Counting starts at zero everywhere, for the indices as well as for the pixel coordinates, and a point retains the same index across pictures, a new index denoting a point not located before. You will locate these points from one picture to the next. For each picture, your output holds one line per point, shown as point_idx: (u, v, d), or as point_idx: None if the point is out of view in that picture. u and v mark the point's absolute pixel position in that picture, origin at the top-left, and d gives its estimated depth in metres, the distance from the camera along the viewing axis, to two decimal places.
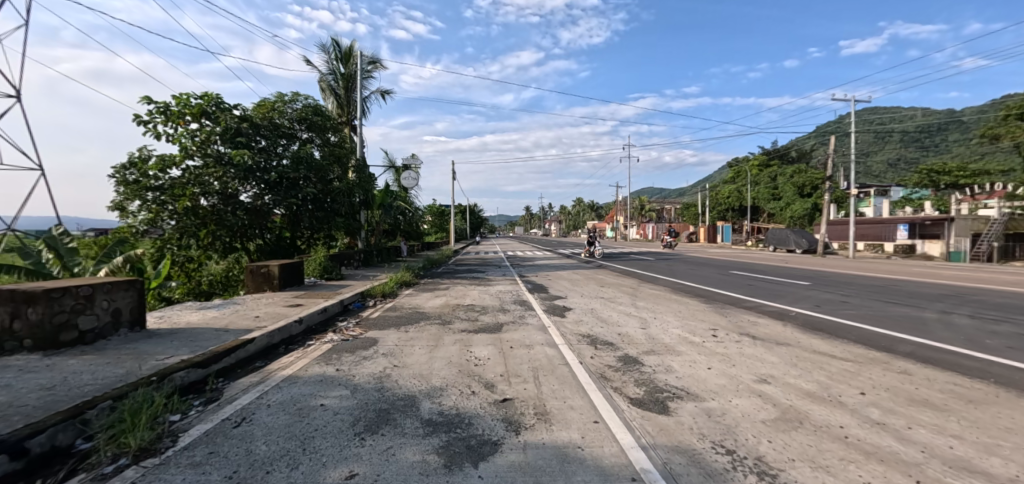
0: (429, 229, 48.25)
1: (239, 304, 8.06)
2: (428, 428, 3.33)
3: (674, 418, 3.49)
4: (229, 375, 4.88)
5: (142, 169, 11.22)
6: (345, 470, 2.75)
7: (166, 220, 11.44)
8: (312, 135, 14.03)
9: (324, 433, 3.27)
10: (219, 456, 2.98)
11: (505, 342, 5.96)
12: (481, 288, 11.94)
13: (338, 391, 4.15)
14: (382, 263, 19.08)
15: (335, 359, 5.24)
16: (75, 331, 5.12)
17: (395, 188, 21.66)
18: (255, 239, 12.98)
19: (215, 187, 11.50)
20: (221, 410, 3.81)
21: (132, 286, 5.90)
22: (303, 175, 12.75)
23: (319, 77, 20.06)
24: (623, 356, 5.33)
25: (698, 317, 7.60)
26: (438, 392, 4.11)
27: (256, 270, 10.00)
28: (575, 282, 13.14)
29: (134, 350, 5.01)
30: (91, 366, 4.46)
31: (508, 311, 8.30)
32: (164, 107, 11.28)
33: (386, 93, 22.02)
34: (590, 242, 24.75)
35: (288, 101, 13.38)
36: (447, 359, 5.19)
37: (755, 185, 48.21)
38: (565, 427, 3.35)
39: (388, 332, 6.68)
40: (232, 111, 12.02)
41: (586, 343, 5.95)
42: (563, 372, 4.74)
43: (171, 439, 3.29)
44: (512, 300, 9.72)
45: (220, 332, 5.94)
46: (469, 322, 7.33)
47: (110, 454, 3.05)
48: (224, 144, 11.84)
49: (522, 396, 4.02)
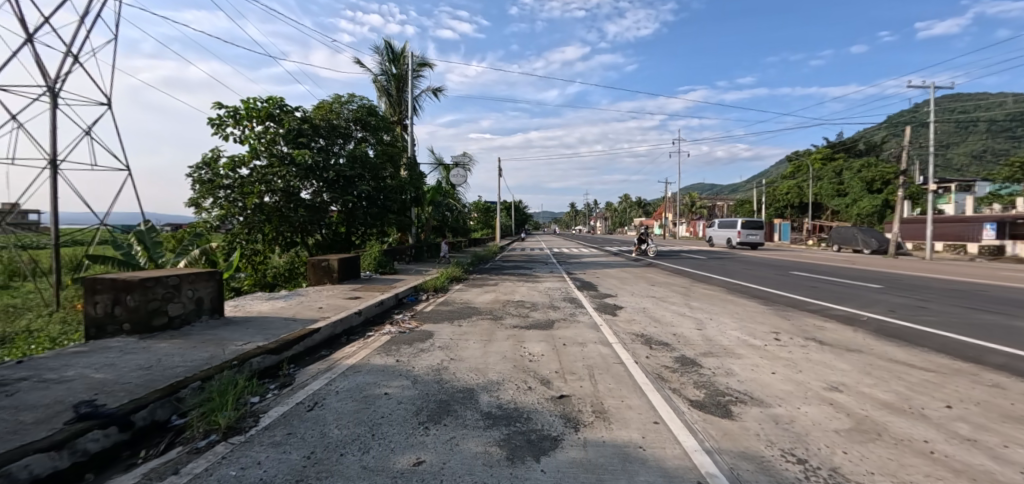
0: (474, 225, 48.91)
1: (304, 296, 8.55)
2: (488, 421, 3.41)
3: (739, 423, 3.37)
4: (299, 362, 5.20)
5: (215, 168, 11.94)
6: (412, 457, 2.88)
7: (235, 217, 12.06)
8: (366, 134, 14.53)
9: (390, 420, 3.43)
10: (297, 437, 3.20)
11: (558, 340, 5.97)
12: (529, 284, 12.00)
13: (400, 381, 4.32)
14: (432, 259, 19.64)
15: (395, 350, 5.46)
16: (164, 316, 5.62)
17: (444, 185, 22.19)
18: (314, 235, 13.66)
19: (279, 185, 12.10)
20: (294, 394, 4.07)
21: (212, 277, 6.40)
22: (358, 173, 13.41)
23: (373, 78, 20.78)
24: (680, 357, 5.20)
25: (758, 320, 7.27)
26: (495, 385, 4.19)
27: (317, 263, 10.56)
28: (624, 280, 12.91)
29: (217, 336, 5.45)
30: (180, 350, 4.90)
31: (559, 308, 8.28)
32: (234, 111, 12.07)
33: (436, 91, 22.47)
34: (639, 240, 24.21)
35: (344, 102, 13.98)
36: (502, 355, 5.27)
37: (818, 179, 45.15)
38: (625, 427, 3.32)
39: (442, 325, 6.87)
40: (294, 113, 12.66)
41: (640, 343, 5.86)
42: (619, 371, 4.69)
43: (252, 419, 3.55)
44: (562, 297, 9.72)
45: (289, 321, 6.34)
46: (520, 318, 7.41)
47: (202, 430, 3.34)
48: (287, 145, 12.51)
49: (580, 393, 4.03)
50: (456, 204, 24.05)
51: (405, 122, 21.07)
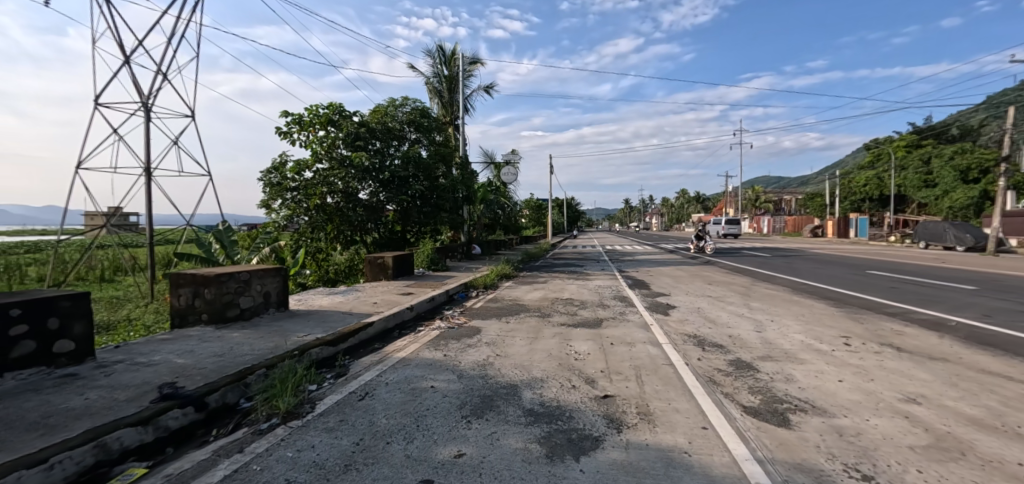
0: (525, 223, 49.11)
1: (361, 291, 9.00)
2: (530, 417, 3.42)
3: (796, 433, 3.14)
4: (354, 353, 5.49)
5: (283, 172, 12.74)
6: (453, 449, 2.95)
7: (301, 217, 12.93)
8: (419, 135, 14.99)
9: (435, 413, 3.53)
10: (348, 424, 3.39)
11: (605, 339, 5.85)
12: (579, 282, 11.87)
13: (445, 375, 4.45)
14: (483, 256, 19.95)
15: (443, 345, 5.62)
16: (236, 308, 6.13)
17: (494, 183, 22.45)
18: (371, 233, 14.33)
19: (339, 187, 12.92)
20: (348, 383, 4.31)
21: (279, 272, 6.89)
22: (412, 174, 13.88)
23: (425, 81, 21.41)
24: (735, 360, 4.92)
25: (826, 323, 6.71)
26: (539, 383, 4.19)
27: (374, 261, 11.09)
28: (678, 279, 12.40)
29: (282, 328, 5.88)
30: (250, 339, 5.33)
31: (608, 307, 8.12)
32: (298, 118, 12.92)
33: (487, 90, 22.76)
34: (696, 237, 23.15)
35: (398, 106, 14.53)
36: (547, 352, 5.25)
37: (903, 169, 40.80)
38: (670, 430, 3.21)
39: (489, 322, 6.97)
40: (352, 118, 13.33)
41: (691, 344, 5.61)
42: (667, 372, 4.52)
43: (309, 406, 3.80)
44: (613, 295, 9.51)
45: (346, 315, 6.70)
46: (568, 316, 7.35)
47: (265, 413, 3.62)
48: (345, 148, 13.19)
49: (624, 393, 3.94)
50: (507, 202, 24.25)
51: (457, 123, 21.50)
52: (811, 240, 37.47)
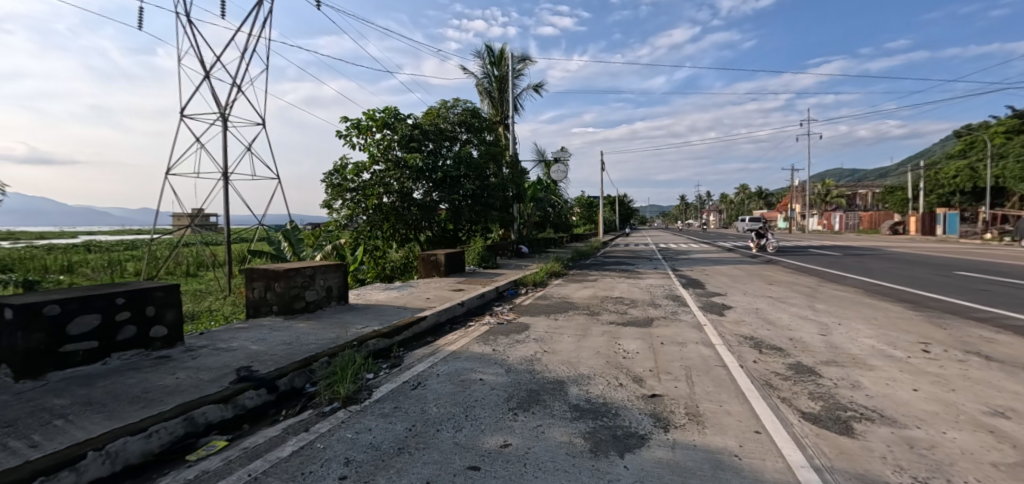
0: (575, 221, 48.75)
1: (415, 287, 9.39)
2: (576, 413, 3.46)
3: (860, 443, 2.94)
4: (408, 346, 5.76)
5: (343, 174, 13.49)
6: (500, 439, 3.05)
7: (360, 216, 13.59)
8: (470, 135, 15.31)
9: (482, 404, 3.65)
10: (401, 410, 3.59)
11: (655, 338, 5.73)
12: (629, 281, 11.65)
13: (494, 369, 4.57)
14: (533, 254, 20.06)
15: (492, 340, 5.76)
16: (302, 301, 6.62)
17: (545, 181, 22.44)
18: (425, 231, 14.82)
19: (395, 187, 13.50)
20: (402, 373, 4.55)
21: (339, 268, 7.34)
22: (463, 173, 14.24)
23: (476, 82, 21.84)
24: (795, 364, 4.66)
25: (903, 327, 6.16)
26: (585, 379, 4.21)
27: (427, 258, 11.51)
28: (736, 279, 11.82)
29: (343, 320, 6.29)
30: (315, 330, 5.76)
31: (659, 306, 7.92)
32: (357, 122, 13.63)
33: (536, 88, 22.81)
34: (756, 235, 21.91)
35: (450, 107, 14.94)
36: (595, 350, 5.24)
37: (1003, 158, 36.17)
38: (720, 432, 3.12)
39: (538, 319, 7.04)
40: (406, 121, 13.86)
41: (748, 346, 5.37)
42: (720, 374, 4.37)
43: (366, 392, 4.05)
44: (665, 295, 9.25)
45: (401, 309, 7.05)
46: (617, 314, 7.26)
47: (328, 397, 3.92)
48: (401, 150, 13.73)
49: (673, 393, 3.86)
50: (557, 200, 24.16)
51: (507, 122, 21.72)
52: (890, 239, 34.17)
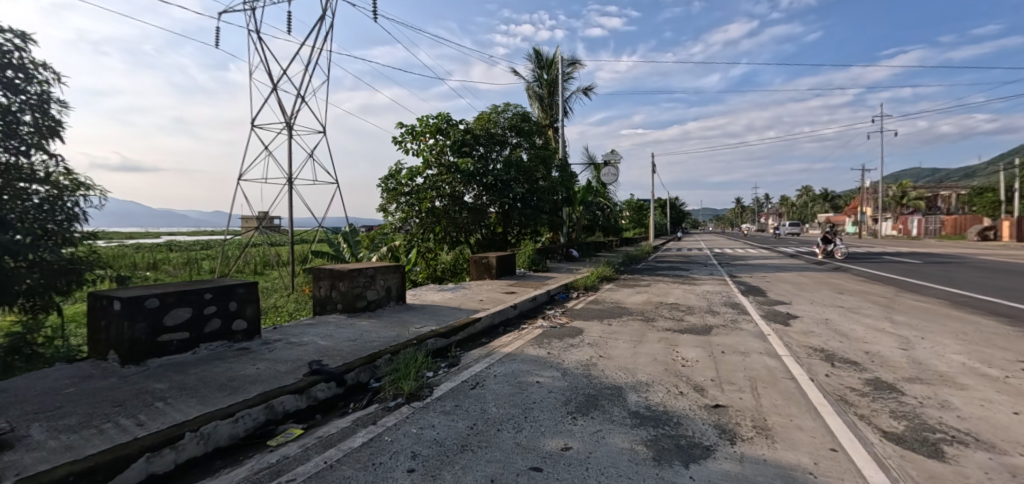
0: (625, 225, 47.84)
1: (469, 289, 9.60)
2: (636, 420, 3.42)
3: (953, 468, 2.71)
4: (464, 346, 5.92)
5: (398, 179, 13.92)
6: (561, 442, 3.08)
7: (413, 219, 14.01)
8: (521, 139, 15.39)
9: (541, 406, 3.70)
10: (462, 409, 3.70)
11: (716, 347, 5.54)
12: (684, 287, 11.30)
13: (550, 372, 4.61)
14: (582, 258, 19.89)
15: (546, 343, 5.79)
16: (364, 300, 6.96)
17: (594, 185, 22.20)
18: (475, 234, 15.13)
19: (447, 191, 13.88)
20: (460, 373, 4.69)
21: (398, 269, 7.65)
22: (513, 177, 14.40)
23: (526, 86, 22.00)
24: (872, 379, 4.36)
25: (1001, 344, 5.57)
26: (644, 386, 4.15)
27: (479, 260, 11.74)
28: (801, 287, 11.14)
29: (402, 319, 6.56)
30: (377, 328, 6.04)
31: (718, 314, 7.63)
32: (412, 128, 14.13)
33: (586, 91, 22.66)
34: (823, 240, 20.54)
35: (500, 112, 15.14)
36: (652, 356, 5.14)
37: None
38: (792, 448, 2.97)
39: (591, 323, 6.99)
40: (459, 126, 14.21)
41: (818, 358, 5.07)
42: (788, 387, 4.16)
43: (428, 390, 4.21)
44: (723, 302, 8.89)
45: (456, 310, 7.24)
46: (674, 321, 7.07)
47: (392, 393, 4.11)
48: (452, 154, 14.09)
49: (738, 405, 3.73)
50: (606, 203, 23.82)
51: (556, 125, 21.70)
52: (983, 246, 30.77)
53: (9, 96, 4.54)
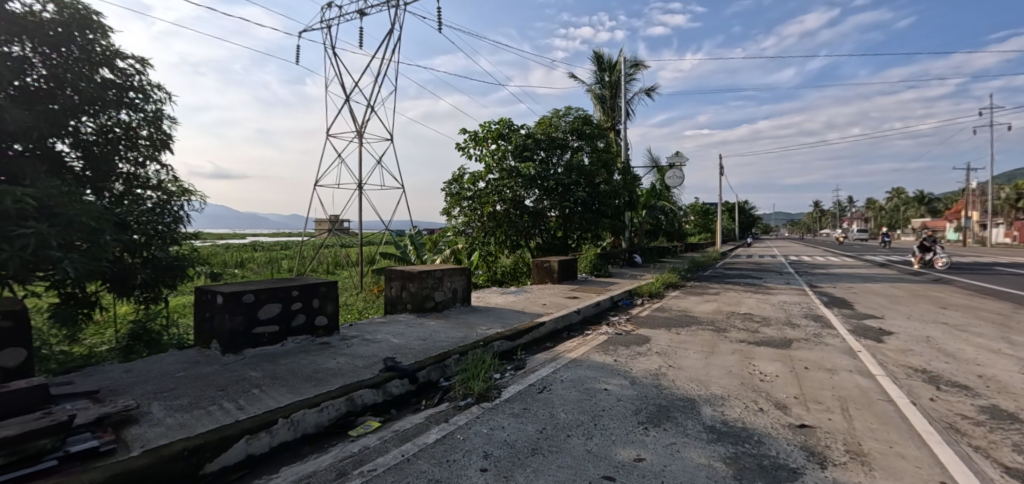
0: (689, 230, 45.87)
1: (531, 293, 9.69)
2: (712, 435, 3.29)
3: None
4: (529, 349, 5.99)
5: (462, 183, 14.31)
6: (633, 453, 3.04)
7: (476, 223, 14.34)
8: (582, 143, 15.29)
9: (611, 414, 3.66)
10: (531, 412, 3.76)
11: (797, 362, 5.18)
12: (758, 296, 10.64)
13: (618, 380, 4.54)
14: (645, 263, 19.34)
15: (612, 350, 5.71)
16: (432, 301, 7.24)
17: (657, 188, 21.53)
18: (535, 238, 15.24)
19: (508, 195, 14.08)
20: (527, 376, 4.75)
21: (463, 272, 7.88)
22: (574, 181, 14.34)
23: (587, 89, 21.83)
24: (989, 407, 3.86)
25: None
26: (719, 400, 3.97)
27: (540, 264, 11.79)
28: (896, 300, 10.09)
29: (468, 321, 6.75)
30: (445, 328, 6.27)
31: (798, 326, 7.11)
32: (475, 134, 14.49)
33: (650, 92, 22.07)
34: (920, 248, 18.47)
35: (562, 116, 15.11)
36: (726, 369, 4.90)
37: None
38: (893, 478, 2.72)
39: (658, 331, 6.80)
40: (520, 131, 14.39)
41: (919, 380, 4.57)
42: (884, 410, 3.80)
43: (496, 391, 4.30)
44: (803, 314, 8.26)
45: (520, 314, 7.34)
46: (748, 332, 6.69)
47: (462, 392, 4.26)
48: (514, 159, 14.28)
49: (826, 426, 3.46)
50: (670, 207, 23.01)
51: (618, 127, 21.31)
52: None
53: (130, 113, 5.21)
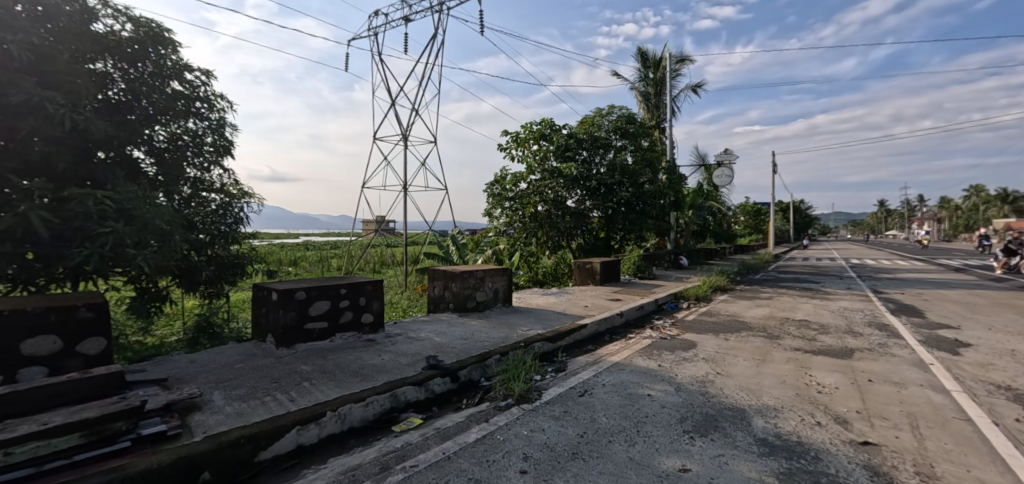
0: (739, 231, 43.82)
1: (572, 294, 9.58)
2: (764, 448, 3.10)
3: None
4: (570, 352, 5.92)
5: (504, 184, 14.39)
6: (678, 462, 2.92)
7: (518, 223, 14.38)
8: (626, 142, 14.97)
9: (654, 422, 3.54)
10: (572, 416, 3.70)
11: (860, 373, 4.80)
12: (816, 302, 9.99)
13: (662, 385, 4.40)
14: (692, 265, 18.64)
15: (656, 355, 5.54)
16: (474, 301, 7.33)
17: (705, 187, 20.73)
18: (577, 239, 15.07)
19: (550, 196, 14.01)
20: (567, 379, 4.69)
21: (504, 273, 7.91)
22: (617, 181, 14.07)
23: (631, 87, 21.36)
24: None
25: None
26: (772, 411, 3.75)
27: (582, 266, 11.65)
28: (978, 308, 9.16)
29: (509, 321, 6.77)
30: (486, 328, 6.31)
31: (862, 335, 6.60)
32: (517, 135, 14.53)
33: (697, 87, 21.29)
34: (1007, 252, 16.69)
35: (605, 115, 14.86)
36: (780, 379, 4.63)
37: None
38: None
39: (705, 337, 6.52)
40: (562, 131, 14.29)
41: (1005, 398, 4.11)
42: (962, 429, 3.44)
43: (536, 393, 4.28)
44: (868, 322, 7.66)
45: (561, 316, 7.27)
46: (804, 340, 6.29)
47: (502, 392, 4.26)
48: (556, 159, 14.20)
49: (893, 445, 3.18)
50: (719, 207, 22.07)
51: (663, 125, 20.70)
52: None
53: (197, 122, 5.63)
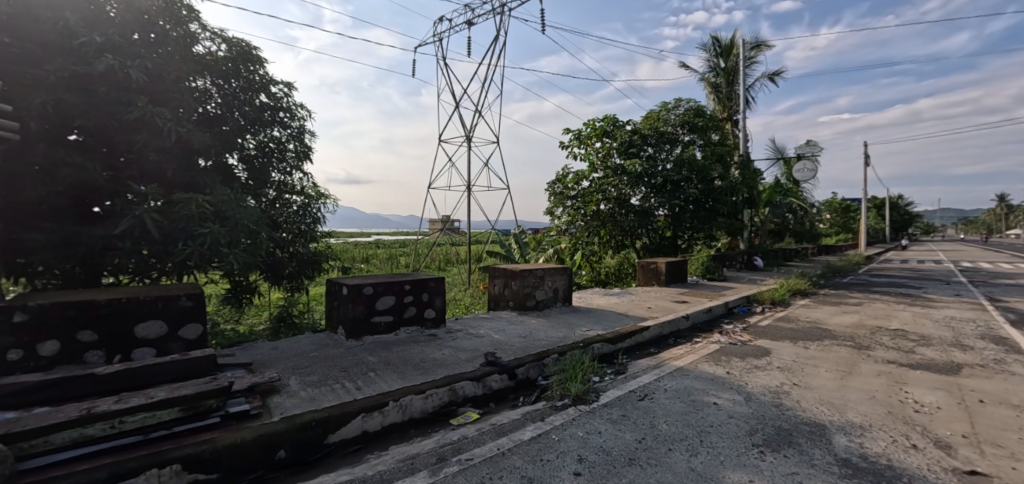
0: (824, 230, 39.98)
1: (635, 295, 9.29)
2: (847, 470, 2.81)
3: None
4: (631, 354, 5.74)
5: (565, 183, 14.28)
6: (744, 477, 2.73)
7: (579, 222, 14.21)
8: (694, 136, 14.23)
9: (720, 432, 3.33)
10: (630, 420, 3.60)
11: (972, 393, 4.18)
12: (918, 310, 8.86)
13: (730, 394, 4.13)
14: (769, 266, 17.32)
15: (724, 362, 5.21)
16: (534, 300, 7.34)
17: (785, 182, 19.15)
18: (641, 238, 14.59)
19: (613, 194, 13.69)
20: (627, 382, 4.56)
21: (564, 272, 7.84)
22: (685, 177, 13.43)
23: (700, 78, 20.27)
24: None
25: None
26: (858, 430, 3.39)
27: (646, 266, 11.27)
28: None
29: (568, 321, 6.70)
30: (544, 327, 6.30)
31: (976, 349, 5.76)
32: (579, 133, 14.35)
33: (775, 75, 19.72)
34: None
35: (671, 109, 14.23)
36: (868, 394, 4.17)
37: None
38: None
39: (782, 344, 6.04)
40: (625, 127, 13.90)
41: None
42: None
43: (594, 395, 4.21)
44: (985, 334, 6.66)
45: (623, 317, 7.08)
46: (901, 352, 5.61)
47: (559, 392, 4.24)
48: (620, 156, 13.83)
49: (1011, 477, 2.74)
50: (800, 204, 20.30)
51: (736, 117, 19.42)
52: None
53: (281, 130, 6.17)
